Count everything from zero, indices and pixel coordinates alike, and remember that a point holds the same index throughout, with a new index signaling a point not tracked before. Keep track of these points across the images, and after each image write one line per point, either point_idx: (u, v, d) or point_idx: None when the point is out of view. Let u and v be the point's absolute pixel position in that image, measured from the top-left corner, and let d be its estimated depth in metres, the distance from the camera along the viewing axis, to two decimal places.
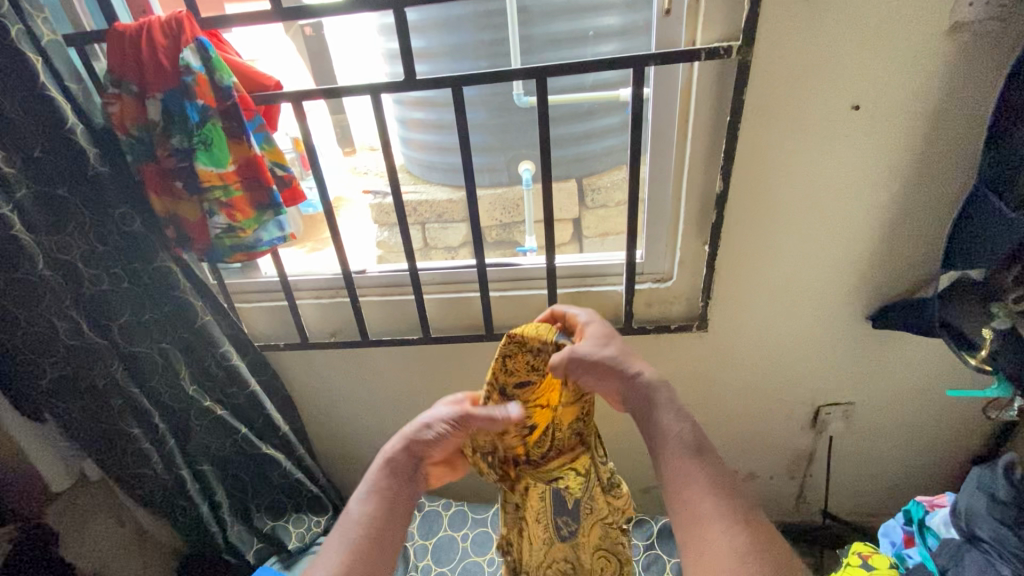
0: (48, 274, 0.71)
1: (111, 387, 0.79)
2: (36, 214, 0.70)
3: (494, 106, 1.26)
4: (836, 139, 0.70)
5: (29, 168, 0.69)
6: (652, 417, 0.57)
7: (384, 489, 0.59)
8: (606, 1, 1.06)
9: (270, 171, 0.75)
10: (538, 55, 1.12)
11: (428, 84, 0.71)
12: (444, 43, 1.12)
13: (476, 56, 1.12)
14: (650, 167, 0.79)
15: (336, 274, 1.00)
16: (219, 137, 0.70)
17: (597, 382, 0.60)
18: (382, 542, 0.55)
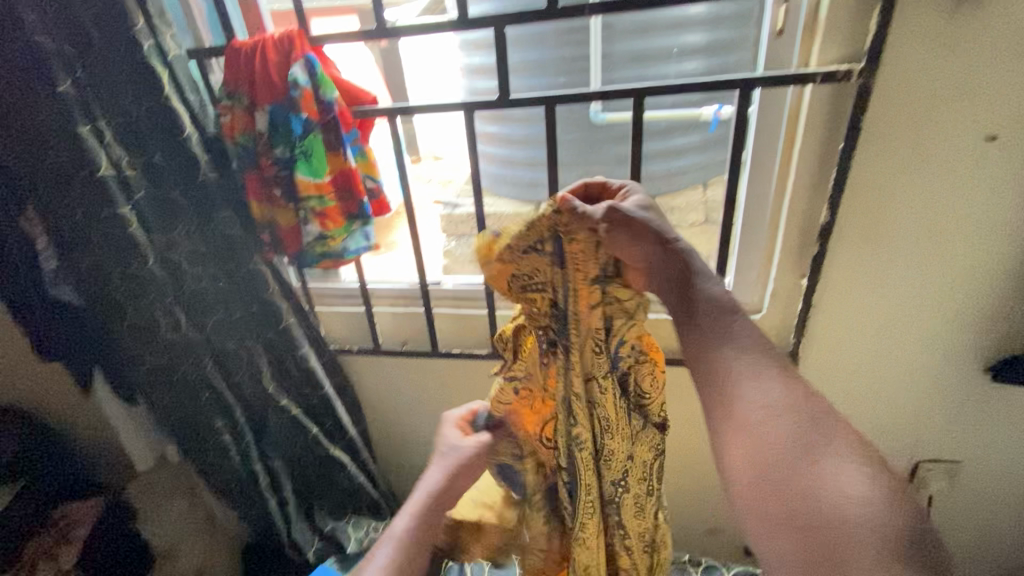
0: (158, 269, 0.76)
1: (202, 379, 0.83)
2: (151, 215, 0.75)
3: (571, 121, 1.26)
4: (964, 170, 0.64)
5: (148, 171, 0.74)
6: (687, 284, 0.59)
7: None
8: (694, 17, 1.02)
9: (362, 183, 0.77)
10: (621, 72, 1.10)
11: (521, 102, 0.71)
12: (523, 60, 1.13)
13: (555, 72, 1.12)
14: (746, 194, 0.75)
15: (412, 284, 1.01)
16: (319, 148, 0.72)
17: (633, 241, 0.56)
18: None
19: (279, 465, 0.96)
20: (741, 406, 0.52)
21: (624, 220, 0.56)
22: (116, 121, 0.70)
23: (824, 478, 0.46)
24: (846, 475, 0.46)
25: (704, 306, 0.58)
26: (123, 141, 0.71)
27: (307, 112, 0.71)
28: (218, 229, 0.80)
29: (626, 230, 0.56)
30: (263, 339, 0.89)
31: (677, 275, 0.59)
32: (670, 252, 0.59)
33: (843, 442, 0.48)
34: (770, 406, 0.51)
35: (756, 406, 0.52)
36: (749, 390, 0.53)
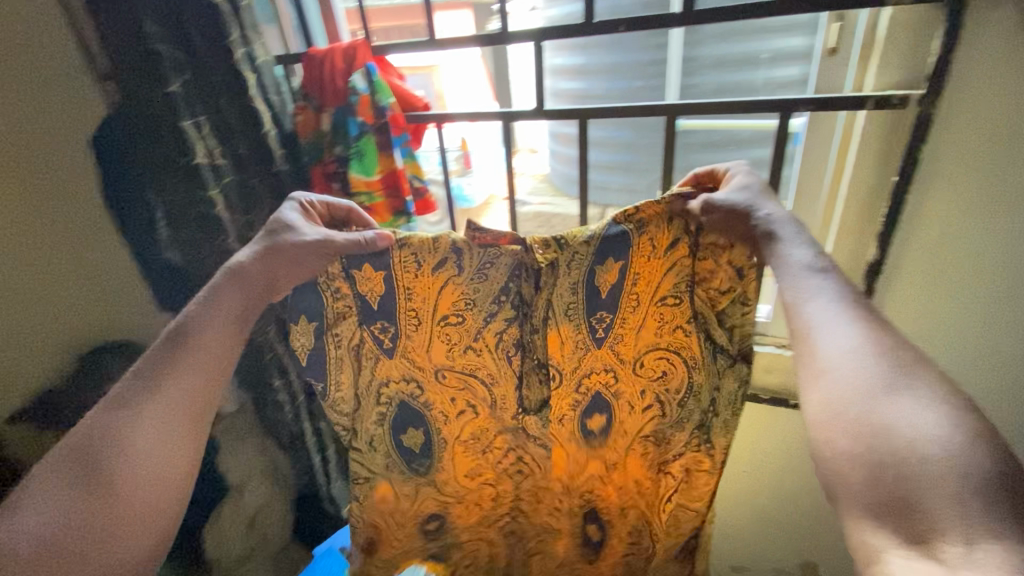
0: (238, 246, 0.89)
1: (266, 343, 0.95)
2: (236, 198, 0.87)
3: (643, 125, 1.20)
4: (1012, 216, 0.62)
5: (235, 161, 0.86)
6: (769, 248, 0.57)
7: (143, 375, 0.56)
8: (793, 21, 0.92)
9: (410, 182, 0.85)
10: (698, 77, 1.03)
11: (562, 114, 0.73)
12: (604, 62, 1.08)
13: (634, 76, 1.07)
14: None
15: None
16: (371, 149, 0.80)
17: (723, 233, 0.60)
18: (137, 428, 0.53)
19: (325, 427, 1.08)
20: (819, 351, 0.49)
21: (729, 213, 0.59)
22: (212, 119, 0.82)
23: (902, 417, 0.42)
24: (925, 415, 0.41)
25: (794, 270, 0.54)
26: (216, 134, 0.83)
27: (362, 116, 0.78)
28: None
29: (730, 220, 0.59)
30: None
31: (766, 250, 0.57)
32: (755, 229, 0.58)
33: (926, 383, 0.44)
34: (851, 349, 0.47)
35: (837, 346, 0.48)
36: (828, 329, 0.49)
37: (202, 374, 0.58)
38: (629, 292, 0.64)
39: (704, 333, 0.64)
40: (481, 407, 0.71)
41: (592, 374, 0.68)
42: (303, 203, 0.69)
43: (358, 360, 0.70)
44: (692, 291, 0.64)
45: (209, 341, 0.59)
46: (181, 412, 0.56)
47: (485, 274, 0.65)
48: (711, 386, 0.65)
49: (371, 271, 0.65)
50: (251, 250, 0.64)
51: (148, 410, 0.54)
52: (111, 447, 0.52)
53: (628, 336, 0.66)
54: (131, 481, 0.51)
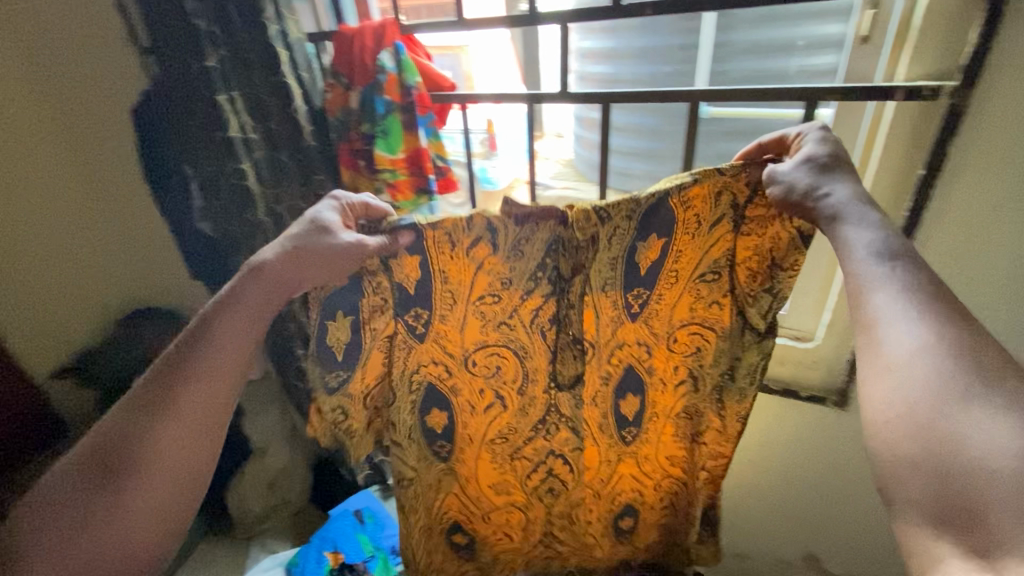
0: (265, 219, 0.92)
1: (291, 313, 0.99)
2: (266, 172, 0.90)
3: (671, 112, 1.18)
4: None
5: (267, 136, 0.89)
6: (831, 230, 0.52)
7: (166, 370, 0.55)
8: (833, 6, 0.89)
9: (433, 161, 0.87)
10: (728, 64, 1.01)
11: (586, 97, 0.73)
12: (633, 46, 1.07)
13: (663, 61, 1.06)
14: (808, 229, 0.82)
15: None
16: (397, 128, 0.81)
17: (785, 207, 0.56)
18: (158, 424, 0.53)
19: None
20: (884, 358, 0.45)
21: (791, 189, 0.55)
22: (245, 94, 0.85)
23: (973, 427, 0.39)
24: (1001, 428, 0.38)
25: (860, 256, 0.49)
26: (250, 111, 0.86)
27: (389, 95, 0.80)
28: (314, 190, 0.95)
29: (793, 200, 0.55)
30: None
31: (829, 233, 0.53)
32: (821, 208, 0.53)
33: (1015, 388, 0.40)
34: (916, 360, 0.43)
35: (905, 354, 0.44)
36: (896, 323, 0.45)
37: (205, 410, 0.55)
38: (674, 265, 0.64)
39: (733, 304, 0.67)
40: (512, 382, 0.72)
41: (629, 346, 0.70)
42: (343, 203, 0.64)
43: (390, 349, 0.68)
44: (728, 269, 0.65)
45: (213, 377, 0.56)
46: (184, 446, 0.54)
47: (520, 250, 0.63)
48: (733, 355, 0.69)
49: (406, 257, 0.62)
50: (277, 250, 0.59)
51: (160, 423, 0.53)
52: (128, 458, 0.52)
53: (666, 309, 0.67)
54: (145, 485, 0.52)
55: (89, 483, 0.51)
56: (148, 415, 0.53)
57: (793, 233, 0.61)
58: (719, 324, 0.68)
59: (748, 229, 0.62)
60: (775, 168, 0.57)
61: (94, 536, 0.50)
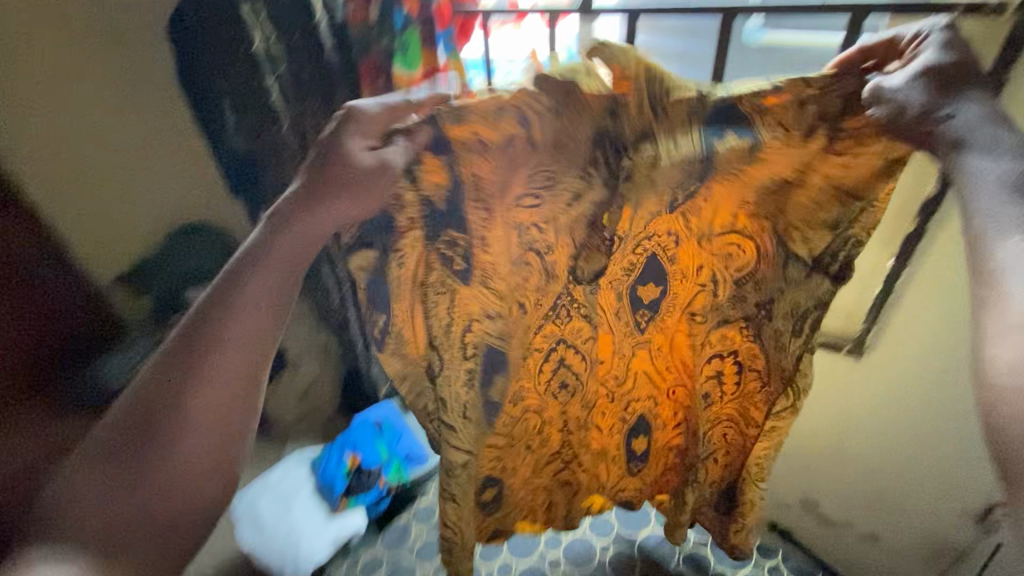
0: (291, 138, 0.95)
1: None
2: (290, 87, 0.90)
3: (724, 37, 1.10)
4: None
5: (289, 49, 0.87)
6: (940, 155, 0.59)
7: (173, 360, 0.68)
8: None
9: (451, 81, 0.84)
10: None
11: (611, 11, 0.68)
12: None
13: None
14: None
15: None
16: (415, 43, 0.79)
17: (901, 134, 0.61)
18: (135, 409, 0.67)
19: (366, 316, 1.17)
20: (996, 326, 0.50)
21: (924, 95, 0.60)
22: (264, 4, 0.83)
23: None
24: None
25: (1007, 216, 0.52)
26: (272, 21, 0.84)
27: None
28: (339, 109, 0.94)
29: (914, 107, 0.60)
30: None
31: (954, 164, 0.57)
32: (935, 134, 0.59)
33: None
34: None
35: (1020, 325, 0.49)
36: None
37: (225, 380, 0.68)
38: (756, 179, 0.71)
39: (772, 226, 0.75)
40: (534, 283, 0.83)
41: (669, 248, 0.80)
42: (361, 109, 0.67)
43: (467, 264, 0.80)
44: (796, 176, 0.70)
45: (234, 348, 0.68)
46: (208, 397, 0.68)
47: (529, 119, 0.67)
48: (778, 286, 0.78)
49: (431, 161, 0.72)
50: (292, 200, 0.68)
51: (184, 411, 0.67)
52: (160, 447, 0.67)
53: (720, 221, 0.76)
54: (177, 464, 0.67)
55: (113, 475, 0.66)
56: (173, 403, 0.67)
57: (878, 165, 0.67)
58: (765, 237, 0.76)
59: (844, 148, 0.66)
60: (882, 82, 0.61)
61: (120, 487, 0.66)
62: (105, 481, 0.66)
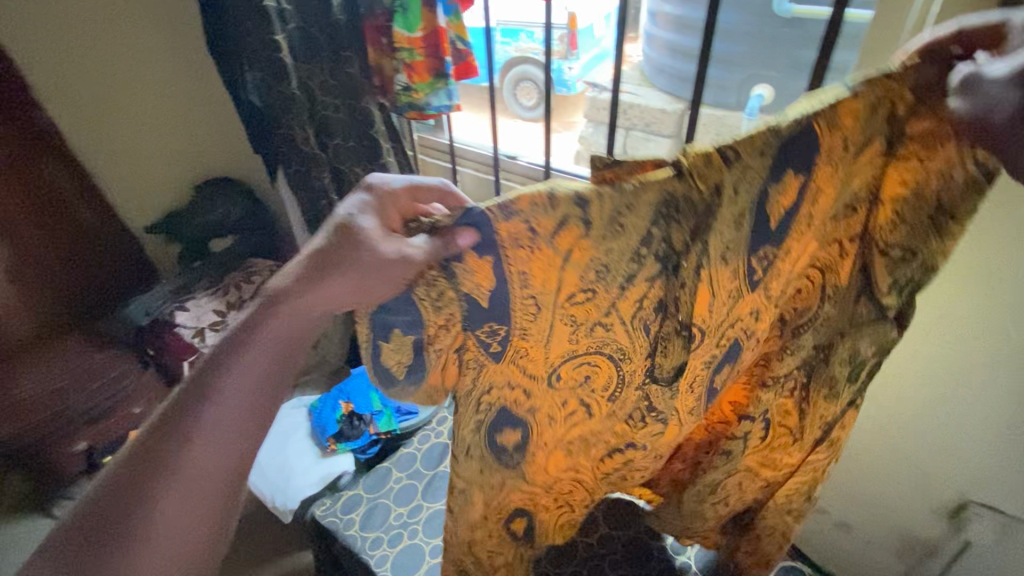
0: (298, 92, 0.94)
1: (323, 192, 1.05)
2: (299, 45, 0.92)
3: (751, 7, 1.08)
4: None
5: (300, 8, 0.90)
6: None
7: (143, 445, 0.49)
8: None
9: (451, 43, 0.85)
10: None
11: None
12: None
13: None
14: None
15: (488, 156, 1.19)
16: (415, 4, 0.79)
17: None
18: (107, 523, 0.46)
19: None
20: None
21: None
22: None
23: None
24: None
25: None
26: None
27: None
28: (344, 69, 0.96)
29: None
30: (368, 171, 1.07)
31: None
32: None
33: None
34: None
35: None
36: None
37: (200, 486, 0.49)
38: (835, 207, 0.49)
39: (857, 255, 0.52)
40: (599, 391, 0.56)
41: (719, 340, 0.54)
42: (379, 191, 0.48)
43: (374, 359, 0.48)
44: (869, 198, 0.49)
45: (224, 433, 0.49)
46: (187, 495, 0.48)
47: (618, 225, 0.43)
48: (838, 328, 0.55)
49: (474, 263, 0.44)
50: (294, 269, 0.48)
51: (154, 513, 0.47)
52: (106, 561, 0.45)
53: (780, 265, 0.51)
54: None
55: None
56: (119, 499, 0.47)
57: (967, 171, 0.45)
58: (812, 273, 0.54)
59: (906, 153, 0.47)
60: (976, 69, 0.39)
61: None
62: None
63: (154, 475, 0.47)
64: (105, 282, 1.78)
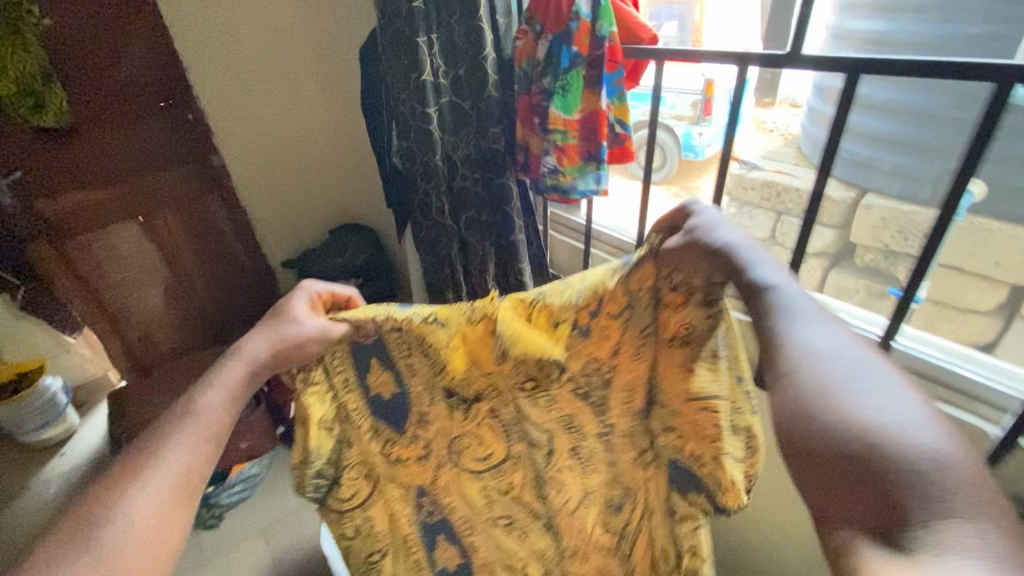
0: (441, 165, 0.94)
1: (450, 259, 1.04)
2: (449, 120, 0.91)
3: (964, 92, 0.92)
4: None
5: (455, 82, 0.88)
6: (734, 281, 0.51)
7: (202, 421, 0.53)
8: None
9: (610, 126, 0.78)
10: None
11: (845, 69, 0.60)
12: None
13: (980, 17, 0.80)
14: None
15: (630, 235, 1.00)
16: (577, 84, 0.74)
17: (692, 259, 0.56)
18: (168, 514, 0.46)
19: None
20: (852, 406, 0.34)
21: (681, 239, 0.57)
22: (442, 37, 0.85)
23: None
24: None
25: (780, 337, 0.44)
26: (443, 54, 0.86)
27: (576, 47, 0.72)
28: (488, 143, 0.92)
29: (683, 250, 0.56)
30: (496, 246, 1.01)
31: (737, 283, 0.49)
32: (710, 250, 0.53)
33: None
34: (927, 422, 0.31)
35: (886, 414, 0.32)
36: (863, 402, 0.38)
37: (195, 439, 0.52)
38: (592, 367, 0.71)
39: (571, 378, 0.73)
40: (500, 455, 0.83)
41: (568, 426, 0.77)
42: (313, 293, 0.70)
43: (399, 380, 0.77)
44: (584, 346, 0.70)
45: (192, 429, 0.52)
46: (190, 437, 0.51)
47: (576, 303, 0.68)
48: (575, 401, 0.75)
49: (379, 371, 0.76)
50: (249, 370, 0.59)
51: (165, 455, 0.49)
52: (108, 507, 0.44)
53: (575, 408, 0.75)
54: (126, 526, 0.44)
55: (158, 521, 0.45)
56: (182, 455, 0.50)
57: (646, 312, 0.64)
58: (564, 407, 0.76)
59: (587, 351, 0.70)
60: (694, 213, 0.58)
61: (79, 520, 0.43)
62: (137, 536, 0.44)
63: (179, 451, 0.50)
64: (240, 306, 1.97)
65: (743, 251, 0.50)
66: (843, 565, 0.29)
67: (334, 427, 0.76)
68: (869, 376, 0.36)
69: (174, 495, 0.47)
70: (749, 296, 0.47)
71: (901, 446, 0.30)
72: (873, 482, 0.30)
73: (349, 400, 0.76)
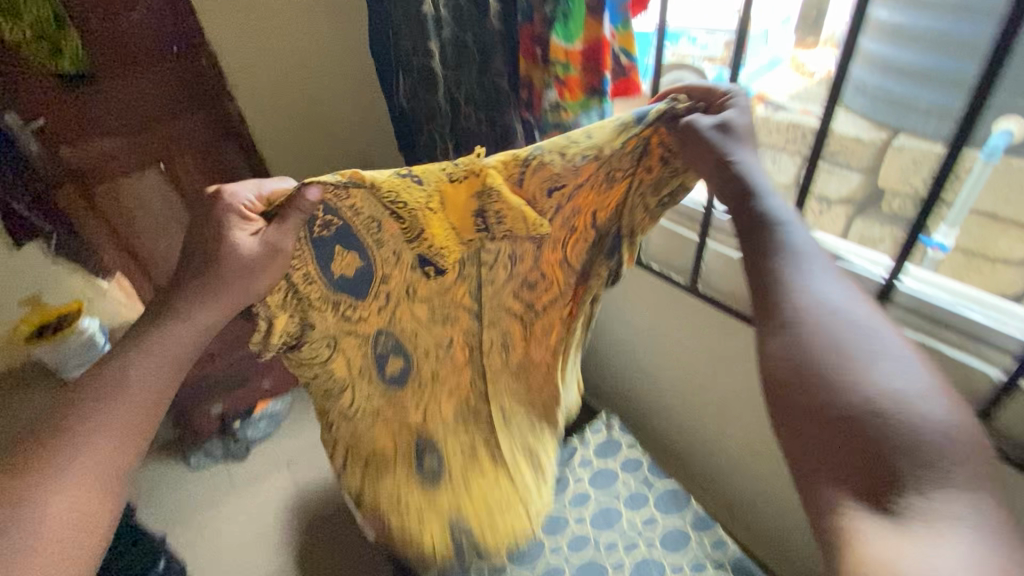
0: (444, 104, 0.92)
1: None
2: (451, 54, 0.87)
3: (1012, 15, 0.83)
4: None
5: (455, 12, 0.84)
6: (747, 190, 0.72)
7: (127, 402, 0.74)
8: None
9: (613, 56, 0.74)
10: None
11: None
12: None
13: None
14: None
15: None
16: (579, 10, 0.70)
17: (697, 157, 0.76)
18: (90, 522, 0.69)
19: None
20: (875, 373, 0.55)
21: (694, 135, 0.75)
22: None
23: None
24: None
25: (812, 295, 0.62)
26: None
27: None
28: (491, 79, 0.88)
29: (692, 142, 0.76)
30: None
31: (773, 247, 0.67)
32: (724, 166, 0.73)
33: None
34: (926, 408, 0.52)
35: (891, 380, 0.54)
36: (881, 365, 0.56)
37: (119, 416, 0.73)
38: (563, 219, 0.85)
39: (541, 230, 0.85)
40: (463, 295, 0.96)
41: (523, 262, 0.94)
42: (247, 202, 0.77)
43: (367, 240, 0.83)
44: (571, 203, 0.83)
45: (115, 403, 0.73)
46: (106, 435, 0.72)
47: (568, 175, 0.77)
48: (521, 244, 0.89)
49: (345, 252, 0.83)
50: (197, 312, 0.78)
51: (78, 460, 0.70)
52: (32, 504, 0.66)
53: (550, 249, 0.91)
54: (50, 534, 0.66)
55: (81, 521, 0.69)
56: (98, 463, 0.71)
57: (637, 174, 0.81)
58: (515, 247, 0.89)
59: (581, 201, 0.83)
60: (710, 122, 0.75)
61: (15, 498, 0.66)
62: (72, 520, 0.68)
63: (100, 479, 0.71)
64: None
65: (766, 196, 0.71)
66: (830, 509, 0.50)
67: (296, 314, 0.86)
68: (869, 341, 0.58)
69: (99, 518, 0.70)
70: (782, 255, 0.65)
71: (901, 410, 0.52)
72: (860, 453, 0.51)
73: (310, 292, 0.85)
